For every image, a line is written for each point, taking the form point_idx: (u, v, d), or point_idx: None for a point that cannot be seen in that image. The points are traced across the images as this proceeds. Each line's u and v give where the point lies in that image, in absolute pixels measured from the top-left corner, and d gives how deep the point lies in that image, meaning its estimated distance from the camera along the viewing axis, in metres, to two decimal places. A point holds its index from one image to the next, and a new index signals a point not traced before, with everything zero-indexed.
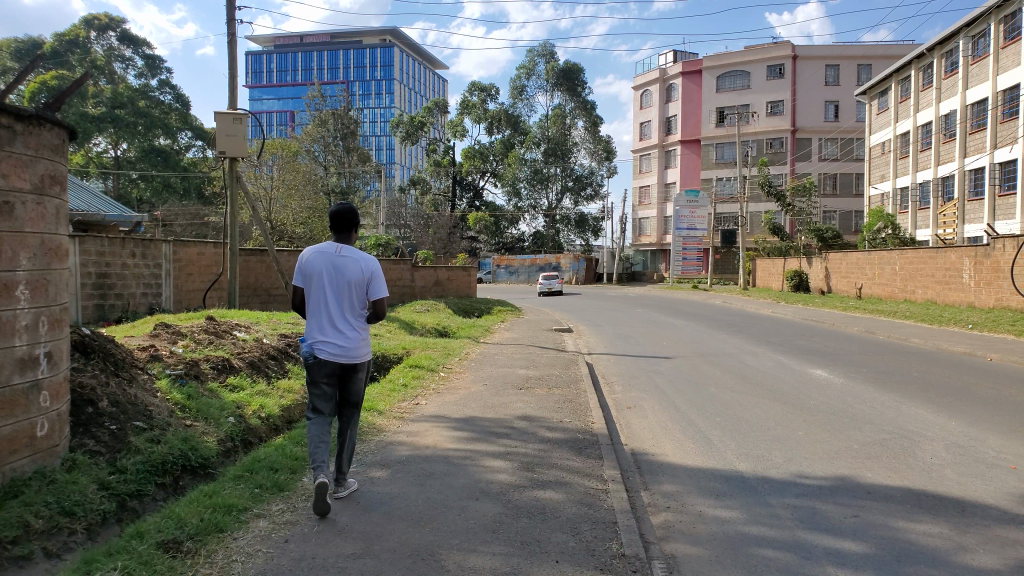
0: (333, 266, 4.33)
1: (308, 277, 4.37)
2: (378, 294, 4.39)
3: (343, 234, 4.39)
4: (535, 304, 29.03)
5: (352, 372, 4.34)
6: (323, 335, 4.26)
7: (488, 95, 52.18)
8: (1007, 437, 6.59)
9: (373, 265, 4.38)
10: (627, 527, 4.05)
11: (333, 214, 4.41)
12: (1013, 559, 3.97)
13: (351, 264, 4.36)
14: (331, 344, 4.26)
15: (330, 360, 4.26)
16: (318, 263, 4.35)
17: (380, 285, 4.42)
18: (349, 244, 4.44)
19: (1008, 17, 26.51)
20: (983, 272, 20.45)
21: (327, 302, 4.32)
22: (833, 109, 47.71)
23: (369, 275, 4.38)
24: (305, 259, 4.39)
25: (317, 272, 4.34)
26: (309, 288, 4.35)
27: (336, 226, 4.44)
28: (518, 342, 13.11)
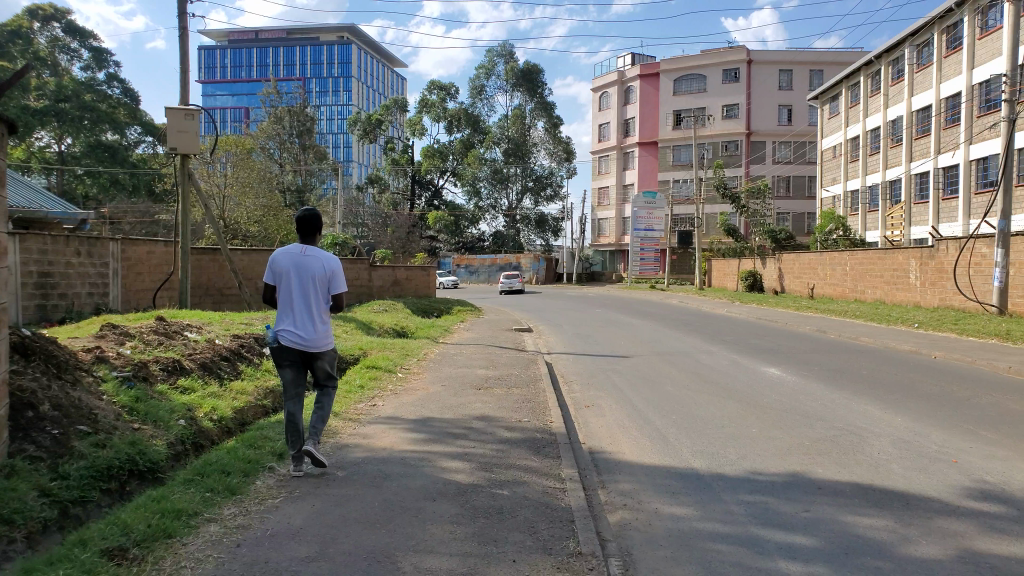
0: (299, 265, 4.70)
1: (276, 275, 4.73)
2: (339, 290, 4.77)
3: (309, 236, 4.77)
4: (494, 303, 29.04)
5: (318, 362, 4.73)
6: (287, 326, 4.62)
7: (447, 94, 52.04)
8: (950, 433, 6.81)
9: (334, 264, 4.76)
10: (585, 526, 4.06)
11: (299, 217, 4.78)
12: (955, 551, 4.09)
13: (315, 262, 4.74)
14: (299, 337, 4.63)
15: (294, 348, 4.64)
16: (284, 261, 4.72)
17: (341, 281, 4.80)
18: (313, 244, 4.82)
19: (951, 27, 27.38)
20: (928, 273, 21.10)
21: (294, 299, 4.68)
22: (786, 113, 48.71)
23: (330, 273, 4.75)
24: (274, 259, 4.76)
25: (283, 269, 4.70)
26: (277, 286, 4.70)
27: (302, 227, 4.81)
28: (476, 342, 13.09)
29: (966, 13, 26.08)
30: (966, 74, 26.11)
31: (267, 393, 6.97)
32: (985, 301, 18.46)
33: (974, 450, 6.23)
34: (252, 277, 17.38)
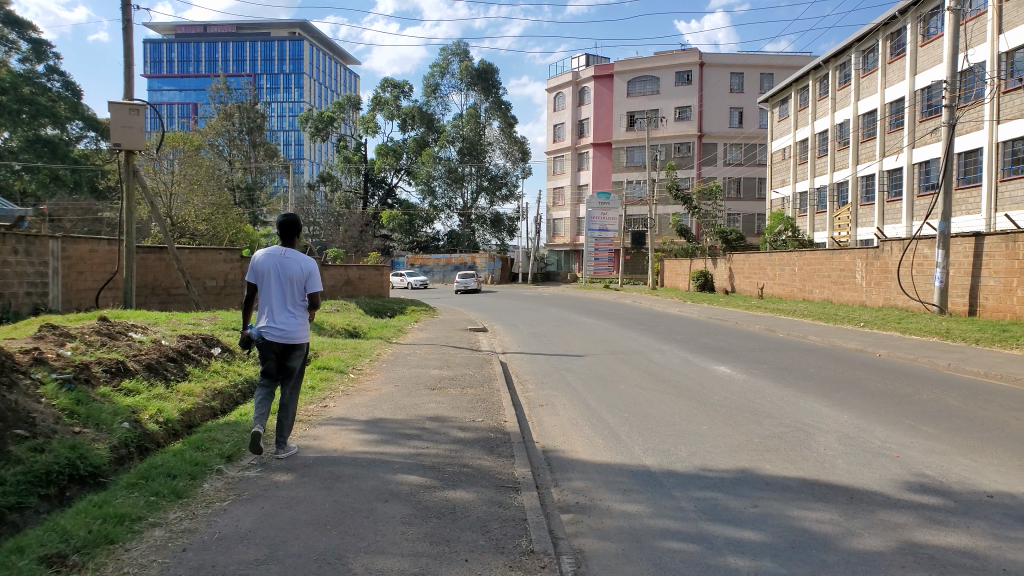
0: (279, 266, 5.21)
1: (258, 275, 5.23)
2: (315, 289, 5.28)
3: (289, 240, 5.27)
4: (447, 303, 28.95)
5: (294, 354, 5.21)
6: (268, 321, 5.11)
7: (402, 92, 51.69)
8: (892, 428, 7.02)
9: (312, 266, 5.26)
10: (537, 524, 4.09)
11: (280, 222, 5.29)
12: (895, 543, 4.23)
13: (294, 264, 5.24)
14: (277, 330, 5.13)
15: (274, 342, 5.12)
16: (265, 262, 5.21)
17: (318, 281, 5.31)
18: (293, 247, 5.31)
19: (894, 34, 28.20)
20: (873, 273, 21.71)
21: (274, 297, 5.18)
22: (737, 116, 49.59)
23: (307, 273, 5.25)
24: (256, 260, 5.26)
25: (265, 270, 5.21)
26: (260, 284, 5.21)
27: (283, 232, 5.32)
28: (430, 342, 13.03)
29: (909, 21, 26.90)
30: (909, 80, 26.92)
31: (216, 394, 6.84)
32: (927, 300, 19.07)
33: (915, 445, 6.44)
34: (200, 276, 17.02)
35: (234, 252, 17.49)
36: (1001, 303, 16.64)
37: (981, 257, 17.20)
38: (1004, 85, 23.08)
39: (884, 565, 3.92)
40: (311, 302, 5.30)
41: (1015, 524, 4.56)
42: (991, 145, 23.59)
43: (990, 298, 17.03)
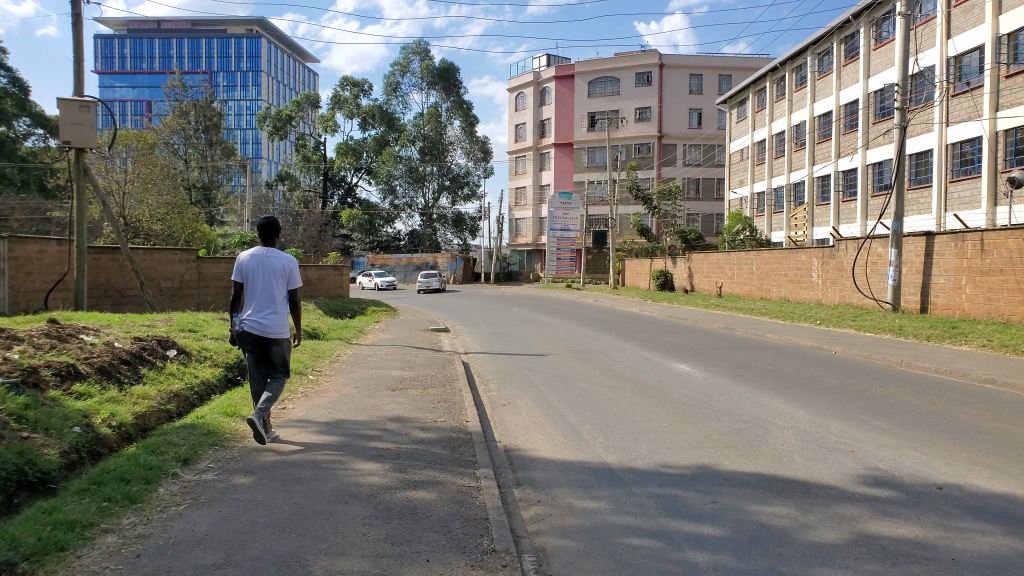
0: (262, 265, 5.63)
1: (243, 274, 5.64)
2: (295, 285, 5.76)
3: (271, 240, 5.70)
4: (409, 303, 28.81)
5: (280, 346, 5.66)
6: (256, 316, 5.56)
7: (361, 90, 51.27)
8: (846, 423, 7.19)
9: (293, 263, 5.73)
10: (499, 523, 4.09)
11: (262, 223, 5.69)
12: (849, 534, 4.34)
13: (276, 263, 5.69)
14: (264, 323, 5.57)
15: (262, 335, 5.57)
16: (249, 260, 5.63)
17: (297, 278, 5.82)
18: (274, 247, 5.76)
19: (848, 37, 28.84)
20: (828, 272, 22.17)
21: (260, 293, 5.61)
22: (697, 117, 50.23)
23: (289, 271, 5.73)
24: (240, 259, 5.67)
25: (249, 270, 5.62)
26: (245, 283, 5.62)
27: (264, 232, 5.73)
28: (392, 342, 12.95)
29: (862, 25, 27.53)
30: (863, 82, 27.55)
31: (171, 397, 6.71)
32: (880, 298, 19.53)
33: (868, 439, 6.60)
34: (155, 277, 16.68)
35: (189, 252, 17.16)
36: (950, 300, 17.13)
37: (932, 256, 17.69)
38: (953, 88, 23.76)
39: (839, 557, 4.01)
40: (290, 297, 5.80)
41: (963, 515, 4.71)
42: (941, 146, 24.27)
43: (940, 295, 17.52)
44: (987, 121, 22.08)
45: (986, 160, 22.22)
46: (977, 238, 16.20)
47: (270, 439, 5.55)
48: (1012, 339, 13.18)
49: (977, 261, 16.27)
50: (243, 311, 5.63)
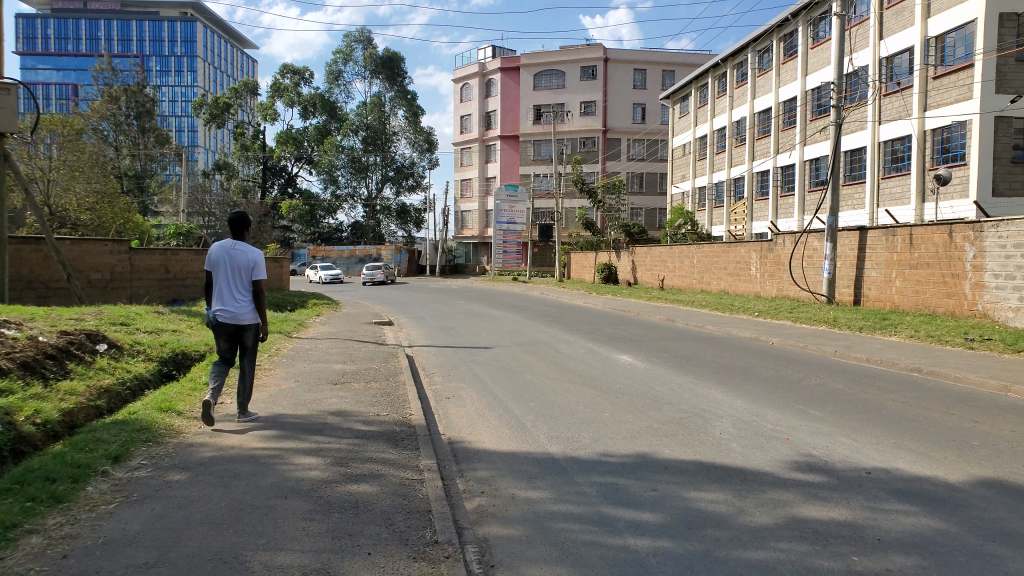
0: (226, 256, 5.96)
1: (211, 265, 6.01)
2: (259, 277, 6.04)
3: (238, 234, 6.01)
4: (352, 296, 28.47)
5: (242, 334, 5.98)
6: (219, 305, 5.91)
7: (303, 79, 50.29)
8: (782, 412, 7.39)
9: (256, 257, 6.02)
10: (442, 515, 4.08)
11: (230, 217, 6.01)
12: (783, 518, 4.46)
13: (241, 256, 6.00)
14: (227, 313, 5.91)
15: (225, 323, 5.91)
16: (217, 252, 5.97)
17: (262, 270, 6.08)
18: (241, 241, 6.07)
19: (787, 36, 29.57)
20: (766, 265, 22.73)
21: (224, 283, 5.96)
22: (640, 112, 50.85)
23: (252, 264, 6.02)
24: (210, 251, 6.04)
25: (216, 261, 5.97)
26: (213, 274, 5.99)
27: (233, 226, 6.08)
28: (334, 336, 12.77)
29: (800, 24, 28.24)
30: (801, 80, 28.30)
31: (101, 393, 6.48)
32: (816, 291, 20.14)
33: (803, 427, 6.80)
34: (83, 269, 16.06)
35: (121, 244, 16.68)
36: (882, 293, 17.75)
37: (865, 250, 18.30)
38: (885, 87, 24.60)
39: (774, 540, 4.12)
40: (257, 288, 6.08)
41: (890, 498, 4.89)
42: (873, 144, 25.10)
43: (872, 288, 18.15)
44: (916, 120, 22.92)
45: (915, 158, 23.07)
46: (906, 233, 16.83)
47: (204, 432, 5.47)
48: (939, 330, 13.76)
49: (906, 255, 16.90)
50: (213, 302, 6.00)
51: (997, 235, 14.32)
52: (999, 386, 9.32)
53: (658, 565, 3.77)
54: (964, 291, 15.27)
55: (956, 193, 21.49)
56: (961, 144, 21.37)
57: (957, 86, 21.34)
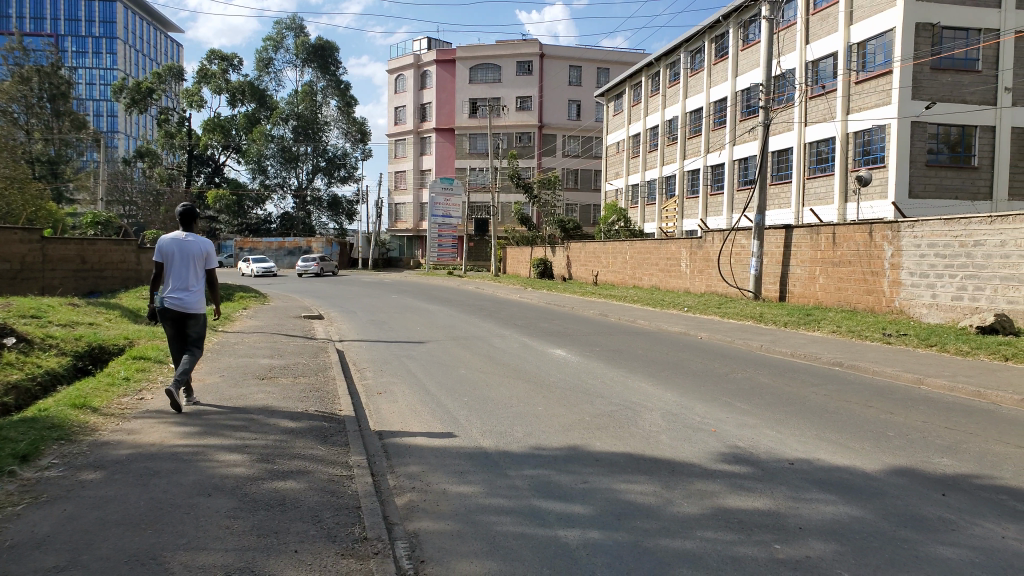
0: (181, 247, 6.18)
1: (163, 255, 6.17)
2: (211, 266, 6.33)
3: (190, 225, 6.24)
4: (282, 290, 27.86)
5: (196, 321, 6.21)
6: (175, 293, 6.10)
7: (231, 65, 48.88)
8: (710, 404, 7.57)
9: (209, 247, 6.30)
10: (372, 510, 4.04)
11: (182, 210, 6.24)
12: (709, 508, 4.58)
13: (194, 247, 6.25)
14: (183, 300, 6.11)
15: (180, 310, 6.11)
16: (169, 243, 6.16)
17: (213, 260, 6.36)
18: (192, 232, 6.31)
19: (718, 38, 30.26)
20: (696, 262, 23.26)
21: (179, 272, 6.16)
22: (575, 109, 51.32)
23: (205, 254, 6.30)
24: (160, 242, 6.18)
25: (169, 251, 6.16)
26: (166, 263, 6.16)
27: (184, 218, 6.29)
28: (261, 330, 12.47)
29: (731, 26, 28.96)
30: (731, 81, 29.02)
31: (10, 389, 6.18)
32: (743, 287, 20.71)
33: (730, 419, 6.98)
34: None
35: (32, 233, 16.03)
36: (806, 289, 18.39)
37: (790, 248, 18.92)
38: (811, 90, 25.45)
39: (700, 529, 4.22)
40: (207, 277, 6.34)
41: (810, 487, 5.07)
42: (800, 145, 25.94)
43: (797, 285, 18.79)
44: (840, 122, 23.79)
45: (838, 160, 23.94)
46: (829, 232, 17.46)
47: (121, 429, 5.28)
48: (858, 325, 14.35)
49: (829, 253, 17.53)
50: (163, 291, 6.16)
51: (913, 236, 15.01)
52: (913, 378, 9.78)
53: (588, 556, 3.81)
54: (882, 288, 15.96)
55: (876, 193, 22.40)
56: (881, 147, 22.31)
57: (878, 91, 22.24)
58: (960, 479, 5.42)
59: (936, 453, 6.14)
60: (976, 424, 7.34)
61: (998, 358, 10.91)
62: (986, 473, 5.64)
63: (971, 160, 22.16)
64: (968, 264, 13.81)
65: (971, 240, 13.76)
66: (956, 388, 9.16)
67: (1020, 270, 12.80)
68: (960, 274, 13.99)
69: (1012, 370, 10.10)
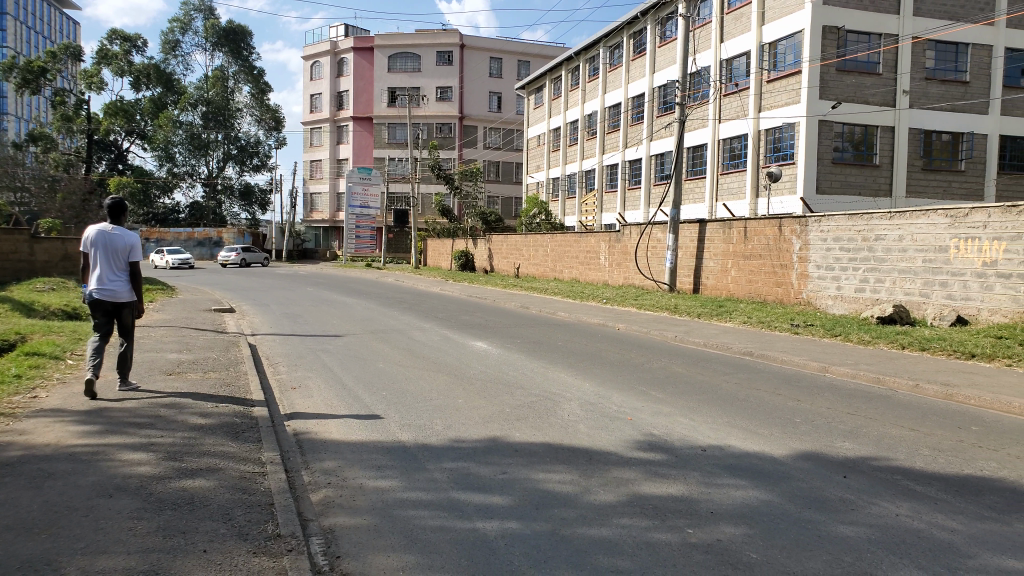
0: (106, 239, 6.39)
1: (90, 247, 6.41)
2: (136, 259, 6.49)
3: (115, 218, 6.43)
4: (191, 282, 26.81)
5: (118, 311, 6.40)
6: (99, 283, 6.32)
7: (134, 46, 46.63)
8: (627, 394, 7.73)
9: (134, 240, 6.46)
10: (286, 507, 3.95)
11: (108, 202, 6.43)
12: (625, 496, 4.67)
13: (118, 239, 6.43)
14: (106, 290, 6.33)
15: (103, 300, 6.32)
16: (95, 235, 6.38)
17: (139, 253, 6.52)
18: (119, 224, 6.49)
19: (636, 34, 30.77)
20: (614, 255, 23.70)
21: (102, 263, 6.37)
22: (496, 101, 51.38)
23: (129, 247, 6.46)
24: (88, 234, 6.42)
25: (94, 242, 6.38)
26: (91, 255, 6.39)
27: (111, 211, 6.50)
28: (169, 323, 12.00)
29: (649, 23, 29.49)
30: (649, 77, 29.58)
31: None
32: (659, 279, 21.20)
33: (645, 408, 7.14)
34: None
35: None
36: (718, 282, 18.99)
37: (705, 242, 19.47)
38: (725, 88, 26.24)
39: (617, 517, 4.30)
40: (133, 269, 6.50)
41: (721, 472, 5.25)
42: (714, 141, 26.72)
43: (710, 278, 19.37)
44: (752, 120, 24.63)
45: (751, 156, 24.76)
46: (741, 226, 18.07)
47: (13, 430, 4.98)
48: (768, 316, 14.92)
49: (740, 247, 18.14)
50: (91, 282, 6.40)
51: (820, 231, 15.71)
52: (819, 366, 10.25)
53: (507, 547, 3.83)
54: (790, 281, 16.65)
55: (785, 189, 23.29)
56: (790, 144, 23.23)
57: (787, 90, 23.14)
58: (860, 462, 5.72)
59: (838, 437, 6.46)
60: (874, 409, 7.77)
61: (896, 347, 11.55)
62: (884, 455, 5.97)
63: (872, 158, 23.28)
64: (869, 257, 14.57)
65: (872, 235, 14.52)
66: (857, 375, 9.66)
67: (916, 264, 13.59)
68: (862, 267, 14.75)
69: (908, 358, 10.73)
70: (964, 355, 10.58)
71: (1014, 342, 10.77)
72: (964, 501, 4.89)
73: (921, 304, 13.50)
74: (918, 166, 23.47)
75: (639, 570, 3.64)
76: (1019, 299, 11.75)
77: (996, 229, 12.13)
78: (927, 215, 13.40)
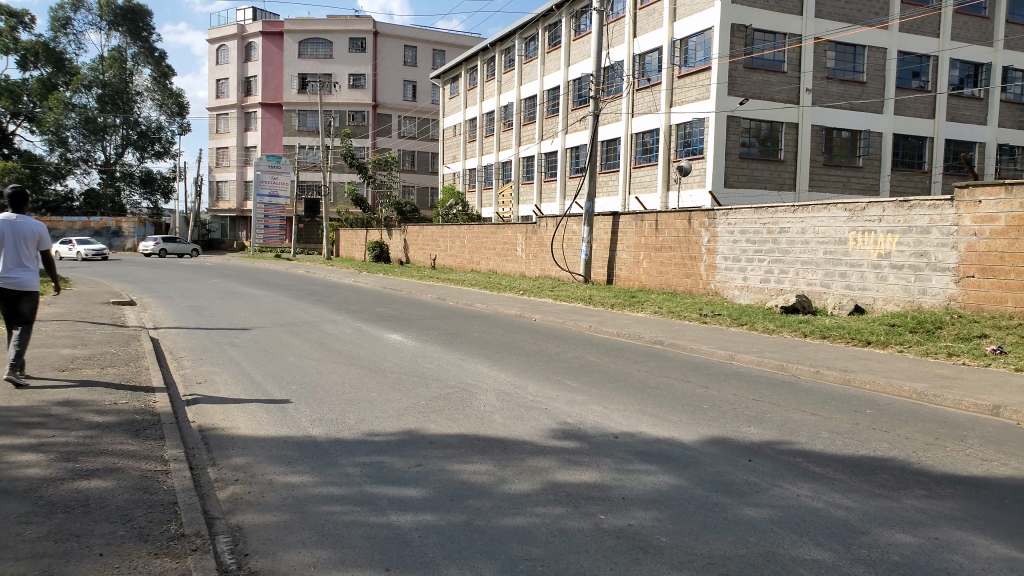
0: (13, 228, 6.21)
1: None
2: (45, 249, 6.41)
3: (22, 207, 6.29)
4: (86, 274, 25.44)
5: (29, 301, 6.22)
6: (8, 271, 6.10)
7: (20, 22, 43.68)
8: (542, 384, 7.82)
9: (42, 230, 6.38)
10: (190, 506, 3.82)
11: (13, 191, 6.29)
12: (539, 484, 4.73)
13: (26, 228, 6.30)
14: (17, 278, 6.13)
15: (14, 289, 6.11)
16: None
17: (46, 243, 6.44)
18: (24, 214, 6.35)
19: (551, 26, 31.01)
20: (531, 246, 23.88)
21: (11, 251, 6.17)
22: (411, 90, 50.84)
23: (38, 236, 6.36)
24: None
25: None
26: None
27: (14, 200, 6.33)
28: (61, 317, 11.35)
29: (564, 16, 29.78)
30: (564, 70, 29.91)
31: None
32: (574, 271, 21.51)
33: (560, 397, 7.25)
34: None
35: None
36: (631, 273, 19.41)
37: (618, 234, 19.85)
38: (637, 83, 26.79)
39: (531, 506, 4.35)
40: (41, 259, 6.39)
41: (633, 459, 5.39)
42: (627, 135, 27.26)
43: (623, 269, 19.78)
44: (664, 114, 25.25)
45: (663, 151, 25.38)
46: (652, 219, 18.52)
47: None
48: (678, 306, 15.35)
49: (652, 239, 18.59)
50: None
51: (728, 224, 16.27)
52: (726, 354, 10.65)
53: (421, 539, 3.82)
54: (699, 272, 17.19)
55: (695, 182, 23.98)
56: (700, 139, 23.91)
57: (697, 86, 23.83)
58: (764, 446, 5.98)
59: (743, 422, 6.74)
60: (777, 394, 8.14)
61: (799, 335, 12.11)
62: (785, 438, 6.26)
63: (777, 154, 24.23)
64: (773, 249, 15.19)
65: (776, 228, 15.15)
66: (762, 362, 10.09)
67: (817, 255, 14.27)
68: (767, 259, 15.37)
69: (810, 345, 11.27)
70: (861, 342, 11.19)
71: (906, 329, 11.50)
72: (858, 480, 5.19)
73: (822, 294, 14.21)
74: (820, 162, 24.66)
75: (553, 557, 3.70)
76: (910, 289, 12.57)
77: (890, 223, 12.91)
78: (827, 208, 14.08)
